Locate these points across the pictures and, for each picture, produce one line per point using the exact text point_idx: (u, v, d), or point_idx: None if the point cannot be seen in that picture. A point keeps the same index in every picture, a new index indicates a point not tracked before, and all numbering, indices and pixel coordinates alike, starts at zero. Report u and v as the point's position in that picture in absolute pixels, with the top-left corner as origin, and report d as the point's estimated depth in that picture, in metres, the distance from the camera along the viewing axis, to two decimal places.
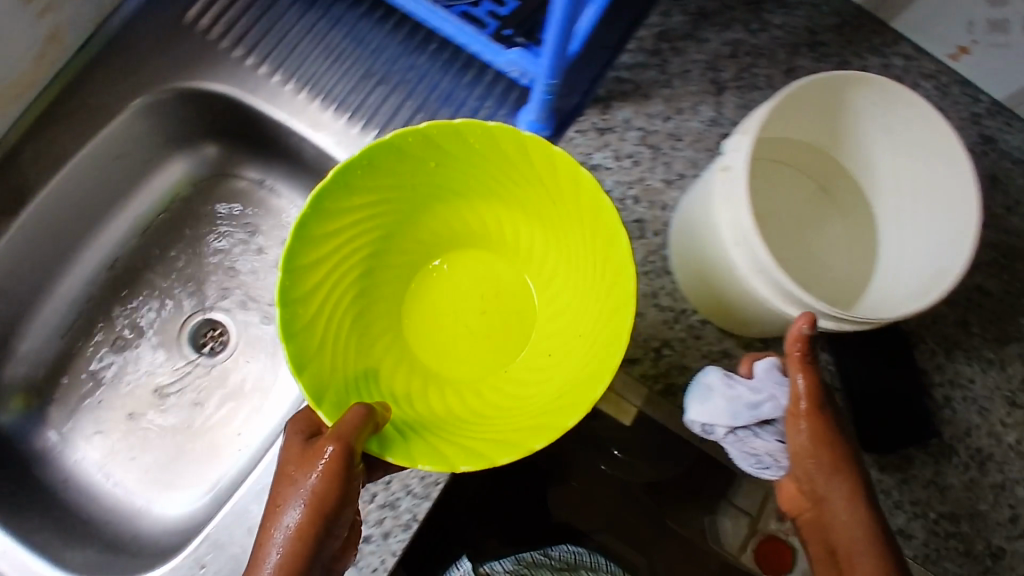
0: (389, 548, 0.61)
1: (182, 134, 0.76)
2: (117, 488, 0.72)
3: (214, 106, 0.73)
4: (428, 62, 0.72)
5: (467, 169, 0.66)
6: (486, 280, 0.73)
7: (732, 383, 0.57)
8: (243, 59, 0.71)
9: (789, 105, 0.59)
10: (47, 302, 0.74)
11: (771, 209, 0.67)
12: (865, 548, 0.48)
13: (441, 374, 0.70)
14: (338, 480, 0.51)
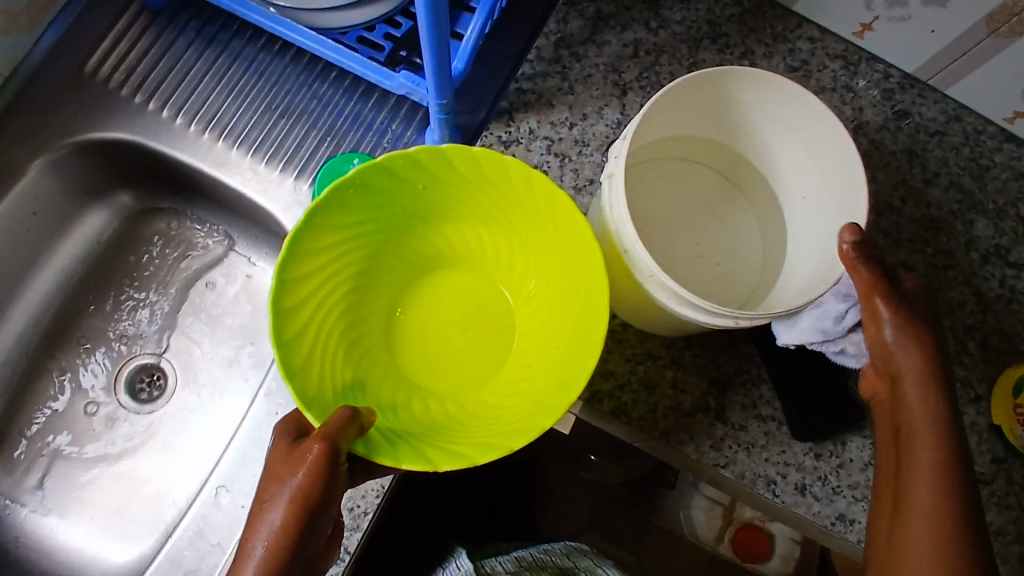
0: None
1: (98, 184, 0.76)
2: (66, 543, 0.70)
3: (126, 153, 0.73)
4: (332, 89, 0.73)
5: (447, 188, 0.65)
6: (467, 296, 0.73)
7: (821, 299, 0.57)
8: (145, 105, 0.71)
9: (673, 108, 0.61)
10: None
11: (682, 211, 0.69)
12: (925, 426, 0.50)
13: (425, 387, 0.69)
14: (323, 479, 0.49)
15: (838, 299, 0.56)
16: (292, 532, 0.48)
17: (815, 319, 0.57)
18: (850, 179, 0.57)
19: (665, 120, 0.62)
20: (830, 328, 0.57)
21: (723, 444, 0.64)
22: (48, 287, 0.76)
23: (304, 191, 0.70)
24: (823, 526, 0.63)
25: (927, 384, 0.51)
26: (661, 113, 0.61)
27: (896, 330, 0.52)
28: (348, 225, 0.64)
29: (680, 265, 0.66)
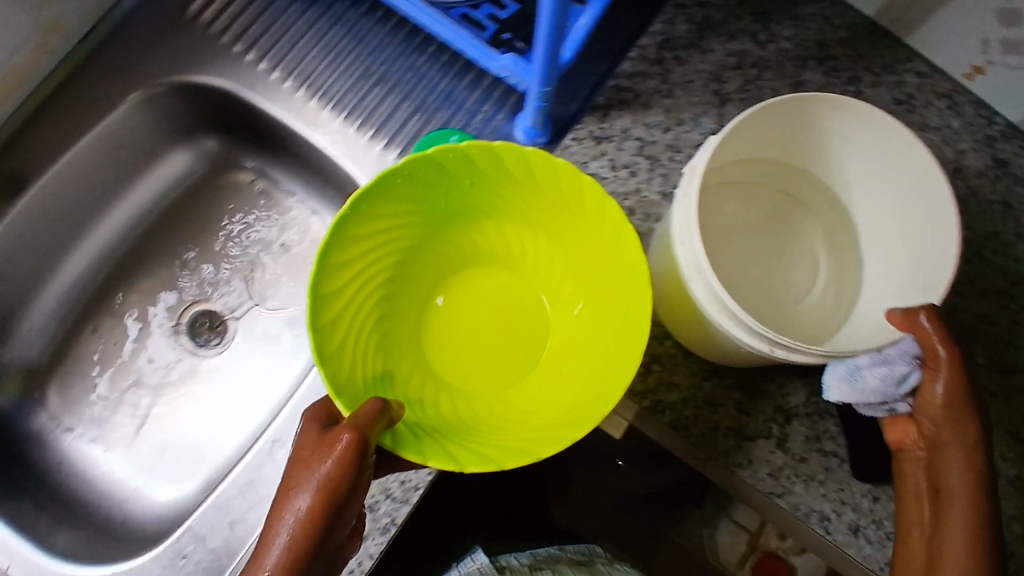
0: (367, 550, 0.60)
1: (185, 127, 0.76)
2: (110, 474, 0.71)
3: (215, 100, 0.73)
4: (428, 63, 0.72)
5: (496, 186, 0.64)
6: (502, 297, 0.71)
7: (887, 356, 0.53)
8: (242, 55, 0.71)
9: (755, 127, 0.59)
10: (48, 287, 0.74)
11: (751, 236, 0.67)
12: (965, 495, 0.50)
13: (455, 386, 0.67)
14: (351, 469, 0.49)
15: (907, 359, 0.53)
16: (315, 523, 0.48)
17: (881, 379, 0.53)
18: (940, 222, 0.55)
19: (742, 140, 0.60)
20: (894, 389, 0.53)
21: (781, 473, 0.62)
22: (121, 223, 0.76)
23: (390, 162, 0.70)
24: (872, 570, 0.62)
25: (973, 460, 0.51)
26: (741, 133, 0.59)
27: (947, 400, 0.52)
28: (393, 216, 0.63)
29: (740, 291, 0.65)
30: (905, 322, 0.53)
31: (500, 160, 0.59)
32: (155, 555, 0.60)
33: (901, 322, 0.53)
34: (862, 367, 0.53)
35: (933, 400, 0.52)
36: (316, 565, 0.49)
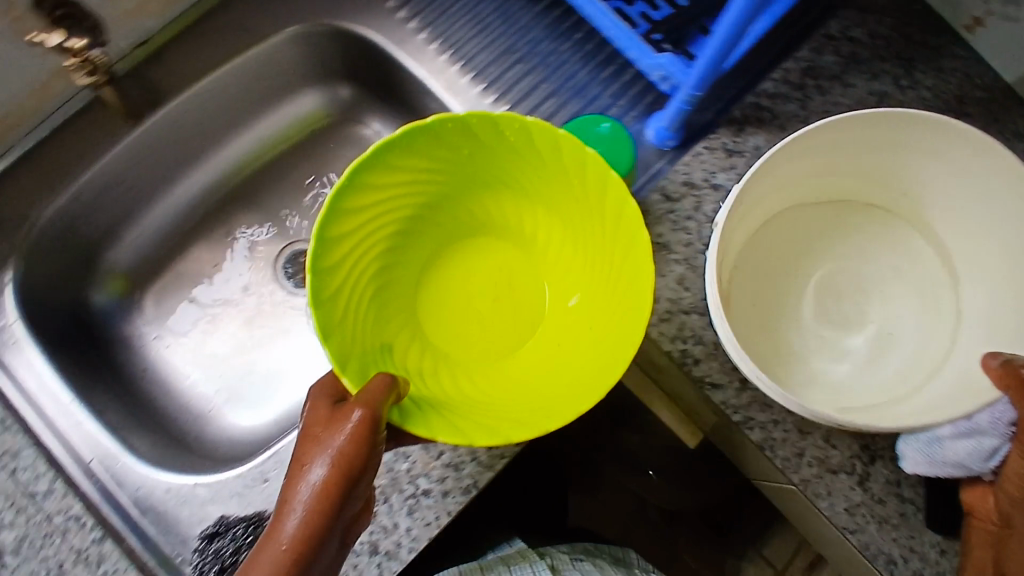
0: (446, 507, 0.60)
1: (319, 70, 0.76)
2: (191, 389, 0.72)
3: (355, 49, 0.73)
4: (571, 49, 0.72)
5: (499, 163, 0.64)
6: (500, 268, 0.71)
7: (972, 428, 0.54)
8: (393, 11, 0.71)
9: (820, 145, 0.55)
10: (162, 200, 0.75)
11: (830, 260, 0.62)
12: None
13: (450, 354, 0.68)
14: (366, 442, 0.49)
15: (994, 433, 0.54)
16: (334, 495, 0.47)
17: (962, 450, 0.55)
18: None
19: (809, 157, 0.57)
20: (978, 460, 0.55)
21: (857, 511, 0.63)
22: (240, 152, 0.77)
23: None
24: None
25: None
26: (805, 153, 0.56)
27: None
28: (393, 188, 0.63)
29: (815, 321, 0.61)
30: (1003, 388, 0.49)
31: (498, 130, 0.59)
32: (238, 473, 0.60)
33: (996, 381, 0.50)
34: (944, 437, 0.55)
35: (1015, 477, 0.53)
36: (330, 543, 0.47)
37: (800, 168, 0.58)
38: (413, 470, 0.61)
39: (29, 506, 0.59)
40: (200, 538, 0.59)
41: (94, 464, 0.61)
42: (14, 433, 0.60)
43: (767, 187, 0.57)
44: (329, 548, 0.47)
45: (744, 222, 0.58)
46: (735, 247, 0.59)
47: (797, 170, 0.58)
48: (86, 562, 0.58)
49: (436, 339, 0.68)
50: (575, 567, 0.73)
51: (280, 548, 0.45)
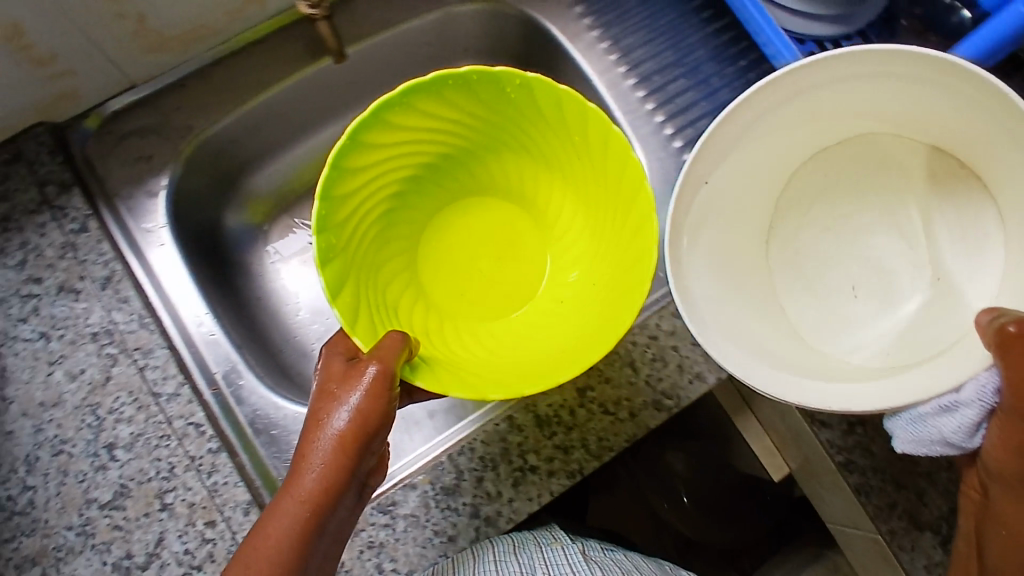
0: (549, 487, 0.62)
1: (479, 50, 0.78)
2: (301, 325, 0.73)
3: (523, 35, 0.75)
4: (735, 75, 0.72)
5: (502, 123, 0.67)
6: (497, 225, 0.74)
7: (955, 403, 0.47)
8: (571, 6, 0.73)
9: (811, 86, 0.53)
10: (307, 141, 0.77)
11: (871, 214, 0.61)
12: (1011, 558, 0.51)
13: (454, 310, 0.70)
14: (379, 401, 0.51)
15: (978, 406, 0.46)
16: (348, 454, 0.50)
17: (945, 428, 0.48)
18: None
19: (821, 102, 0.55)
20: (960, 435, 0.48)
21: (937, 571, 0.63)
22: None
23: (672, 150, 0.70)
24: None
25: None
26: (799, 98, 0.53)
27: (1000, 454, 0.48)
28: (396, 147, 0.65)
29: (846, 270, 0.60)
30: (992, 347, 0.44)
31: (500, 88, 0.61)
32: None
33: (989, 339, 0.45)
34: (926, 414, 0.49)
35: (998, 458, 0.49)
36: (344, 494, 0.51)
37: (818, 113, 0.56)
38: (524, 445, 0.63)
39: (151, 405, 0.60)
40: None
41: (218, 379, 0.62)
42: (150, 332, 0.61)
43: (778, 124, 0.55)
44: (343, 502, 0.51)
45: (764, 156, 0.57)
46: (758, 181, 0.58)
47: (813, 114, 0.56)
48: (197, 470, 0.59)
49: (437, 295, 0.71)
50: (607, 555, 0.67)
51: (299, 501, 0.49)
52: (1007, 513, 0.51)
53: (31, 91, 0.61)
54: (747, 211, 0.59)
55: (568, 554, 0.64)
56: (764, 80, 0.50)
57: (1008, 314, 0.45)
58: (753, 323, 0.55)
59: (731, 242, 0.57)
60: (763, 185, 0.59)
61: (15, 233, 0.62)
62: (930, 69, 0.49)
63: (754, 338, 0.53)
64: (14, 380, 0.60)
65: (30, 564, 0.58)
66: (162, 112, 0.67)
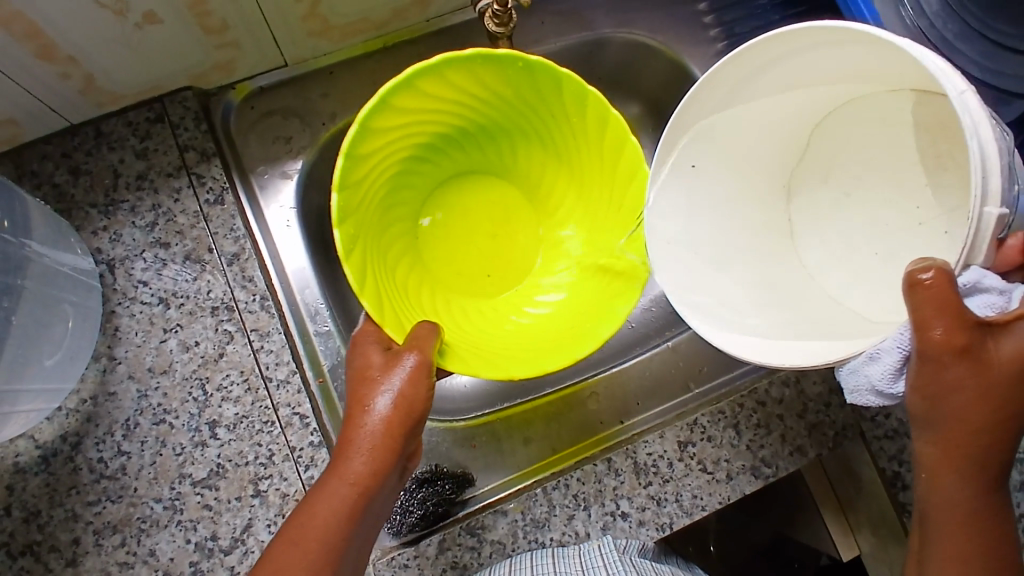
0: (638, 536, 0.61)
1: (609, 80, 0.76)
2: None
3: (664, 78, 0.74)
4: None
5: (506, 105, 0.63)
6: (493, 200, 0.70)
7: (877, 350, 0.44)
8: (720, 54, 0.71)
9: (782, 54, 0.47)
10: None
11: (891, 178, 0.53)
12: (946, 527, 0.45)
13: (457, 288, 0.67)
14: (421, 385, 0.52)
15: (899, 353, 0.43)
16: (392, 439, 0.51)
17: (872, 376, 0.45)
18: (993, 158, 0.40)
19: (791, 67, 0.49)
20: (894, 386, 0.44)
21: None
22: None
23: None
24: None
25: (974, 479, 0.44)
26: (763, 64, 0.48)
27: (923, 406, 0.43)
28: (400, 131, 0.59)
29: (853, 229, 0.54)
30: (905, 287, 0.41)
31: (505, 64, 0.57)
32: (455, 430, 0.65)
33: (904, 285, 0.41)
34: (858, 364, 0.46)
35: (918, 408, 0.44)
36: (391, 476, 0.51)
37: (801, 81, 0.51)
38: (619, 490, 0.61)
39: (260, 388, 0.59)
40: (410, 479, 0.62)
41: (326, 371, 0.62)
42: (270, 315, 0.61)
43: (757, 91, 0.51)
44: (387, 489, 0.51)
45: (748, 116, 0.53)
46: (750, 140, 0.54)
47: (807, 82, 0.51)
48: (296, 461, 0.58)
49: (442, 276, 0.67)
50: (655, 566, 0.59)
51: (349, 485, 0.49)
52: (925, 452, 0.45)
53: (189, 57, 0.60)
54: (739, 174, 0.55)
55: (605, 555, 0.58)
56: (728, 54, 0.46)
57: (931, 264, 0.40)
58: (758, 310, 0.52)
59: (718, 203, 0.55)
60: (765, 150, 0.55)
61: (150, 194, 0.61)
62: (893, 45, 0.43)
63: (737, 316, 0.52)
64: (125, 341, 0.59)
65: (111, 531, 0.57)
66: (306, 97, 0.67)
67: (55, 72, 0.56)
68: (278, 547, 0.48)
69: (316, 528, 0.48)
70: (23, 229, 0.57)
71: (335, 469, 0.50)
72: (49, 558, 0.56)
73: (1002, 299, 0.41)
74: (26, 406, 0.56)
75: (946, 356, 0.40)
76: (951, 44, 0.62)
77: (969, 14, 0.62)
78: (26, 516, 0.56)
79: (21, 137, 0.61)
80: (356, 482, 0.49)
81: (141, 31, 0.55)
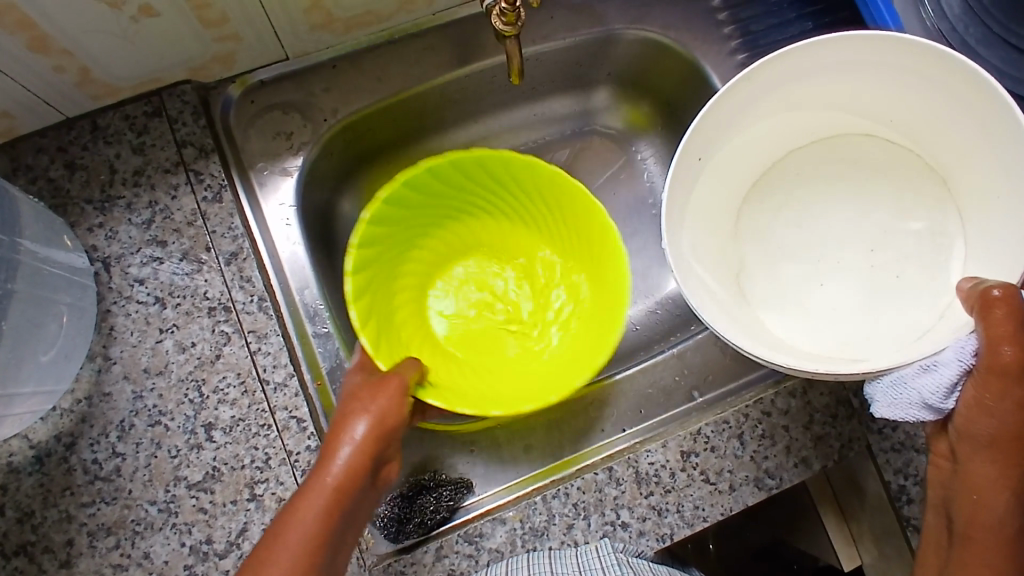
0: (638, 545, 0.59)
1: (622, 76, 0.75)
2: None
3: (674, 75, 0.71)
4: None
5: (498, 188, 0.67)
6: (471, 276, 0.73)
7: (936, 361, 0.46)
8: (734, 52, 0.67)
9: (817, 65, 0.54)
10: (432, 139, 0.74)
11: (843, 208, 0.62)
12: (989, 548, 0.47)
13: (445, 346, 0.69)
14: (399, 406, 0.53)
15: (958, 365, 0.45)
16: (375, 441, 0.51)
17: (924, 389, 0.46)
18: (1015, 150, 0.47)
19: (812, 79, 0.55)
20: (942, 400, 0.46)
21: None
22: (474, 135, 0.76)
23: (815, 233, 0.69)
24: None
25: (1017, 498, 0.47)
26: (797, 73, 0.55)
27: (992, 425, 0.46)
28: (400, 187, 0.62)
29: (818, 262, 0.61)
30: (978, 309, 0.45)
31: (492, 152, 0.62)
32: (455, 436, 0.65)
33: (977, 307, 0.46)
34: (909, 374, 0.47)
35: (981, 426, 0.46)
36: (363, 489, 0.50)
37: (805, 101, 0.58)
38: (619, 499, 0.60)
39: (258, 391, 0.58)
40: (409, 486, 0.62)
41: (324, 374, 0.61)
42: (268, 316, 0.59)
43: (780, 95, 0.56)
44: (360, 498, 0.50)
45: (750, 126, 0.57)
46: (736, 159, 0.59)
47: (797, 102, 0.57)
48: (293, 465, 0.57)
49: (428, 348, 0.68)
50: (660, 571, 0.57)
51: (326, 491, 0.48)
52: (977, 471, 0.47)
53: (188, 50, 0.58)
54: (717, 190, 0.60)
55: (603, 556, 0.56)
56: (783, 50, 0.52)
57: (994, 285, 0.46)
58: (737, 328, 0.54)
59: (703, 215, 0.59)
60: (744, 163, 0.60)
61: (147, 190, 0.60)
62: (922, 54, 0.50)
63: (732, 328, 0.53)
64: (121, 341, 0.58)
65: (105, 532, 0.56)
66: (309, 91, 0.65)
67: (49, 64, 0.54)
68: (258, 552, 0.46)
69: (292, 540, 0.46)
70: (14, 228, 0.56)
71: (312, 478, 0.49)
72: (43, 559, 0.55)
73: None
74: (21, 408, 0.55)
75: (1018, 374, 0.44)
76: (972, 49, 0.60)
77: (992, 19, 0.59)
78: (19, 517, 0.55)
79: (16, 130, 0.59)
80: (339, 482, 0.49)
81: (137, 23, 0.54)
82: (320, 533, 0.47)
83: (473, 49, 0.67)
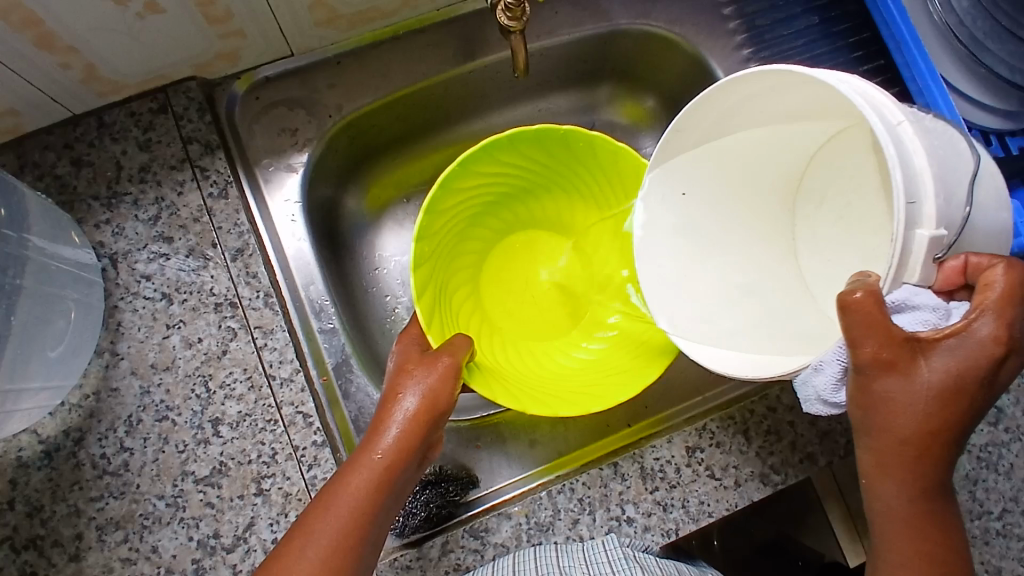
0: (644, 541, 0.59)
1: (626, 70, 0.75)
2: (400, 309, 0.72)
3: (678, 67, 0.71)
4: None
5: (514, 154, 0.62)
6: (536, 270, 0.71)
7: (820, 361, 0.43)
8: (739, 47, 0.67)
9: (729, 103, 0.50)
10: (435, 135, 0.74)
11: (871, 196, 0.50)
12: (897, 534, 0.44)
13: (537, 345, 0.67)
14: (449, 380, 0.53)
15: (839, 365, 0.42)
16: (420, 422, 0.51)
17: (818, 388, 0.43)
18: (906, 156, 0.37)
19: (753, 104, 0.50)
20: (837, 397, 0.43)
21: None
22: (478, 130, 0.76)
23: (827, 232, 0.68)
24: None
25: (911, 488, 0.42)
26: (734, 102, 0.50)
27: (864, 419, 0.41)
28: (471, 192, 0.64)
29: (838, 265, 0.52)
30: (837, 310, 0.39)
31: (541, 138, 0.60)
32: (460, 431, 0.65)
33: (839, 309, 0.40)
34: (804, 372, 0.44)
35: (858, 420, 0.42)
36: (413, 463, 0.51)
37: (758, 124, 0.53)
38: (624, 494, 0.60)
39: (264, 386, 0.58)
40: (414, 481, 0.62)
41: (329, 370, 0.61)
42: (274, 312, 0.60)
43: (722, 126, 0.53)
44: (412, 470, 0.51)
45: (714, 156, 0.55)
46: (734, 164, 0.56)
47: (749, 125, 0.53)
48: (299, 460, 0.57)
49: (529, 337, 0.68)
50: (667, 563, 0.57)
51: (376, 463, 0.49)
52: (864, 459, 0.43)
53: (193, 47, 0.59)
54: (736, 198, 0.57)
55: (610, 551, 0.56)
56: (696, 102, 0.49)
57: (868, 286, 0.39)
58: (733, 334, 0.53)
59: (721, 222, 0.57)
60: (752, 179, 0.56)
61: (152, 187, 0.61)
62: (794, 77, 0.45)
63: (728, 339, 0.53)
64: (128, 337, 0.59)
65: (114, 527, 0.56)
66: (313, 88, 0.65)
67: (55, 62, 0.55)
68: (307, 515, 0.48)
69: (343, 511, 0.48)
70: (21, 225, 0.56)
71: (362, 451, 0.50)
72: (53, 552, 0.55)
73: (935, 316, 0.39)
74: (29, 403, 0.56)
75: (872, 373, 0.39)
76: (980, 43, 0.60)
77: (1001, 13, 0.58)
78: (29, 511, 0.56)
79: (24, 127, 0.60)
80: (388, 462, 0.50)
81: (143, 21, 0.54)
82: (364, 506, 0.48)
83: (477, 45, 0.67)
